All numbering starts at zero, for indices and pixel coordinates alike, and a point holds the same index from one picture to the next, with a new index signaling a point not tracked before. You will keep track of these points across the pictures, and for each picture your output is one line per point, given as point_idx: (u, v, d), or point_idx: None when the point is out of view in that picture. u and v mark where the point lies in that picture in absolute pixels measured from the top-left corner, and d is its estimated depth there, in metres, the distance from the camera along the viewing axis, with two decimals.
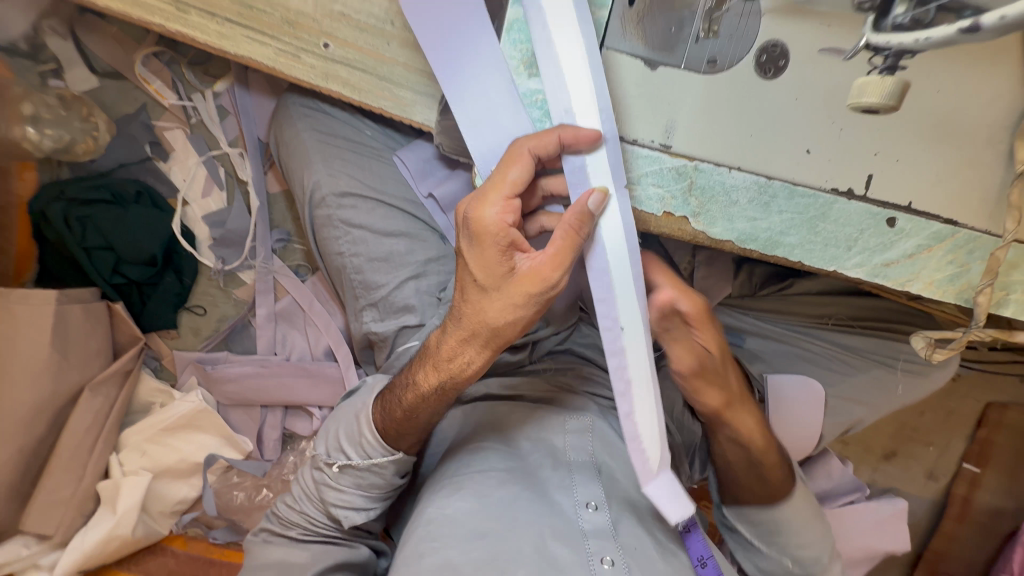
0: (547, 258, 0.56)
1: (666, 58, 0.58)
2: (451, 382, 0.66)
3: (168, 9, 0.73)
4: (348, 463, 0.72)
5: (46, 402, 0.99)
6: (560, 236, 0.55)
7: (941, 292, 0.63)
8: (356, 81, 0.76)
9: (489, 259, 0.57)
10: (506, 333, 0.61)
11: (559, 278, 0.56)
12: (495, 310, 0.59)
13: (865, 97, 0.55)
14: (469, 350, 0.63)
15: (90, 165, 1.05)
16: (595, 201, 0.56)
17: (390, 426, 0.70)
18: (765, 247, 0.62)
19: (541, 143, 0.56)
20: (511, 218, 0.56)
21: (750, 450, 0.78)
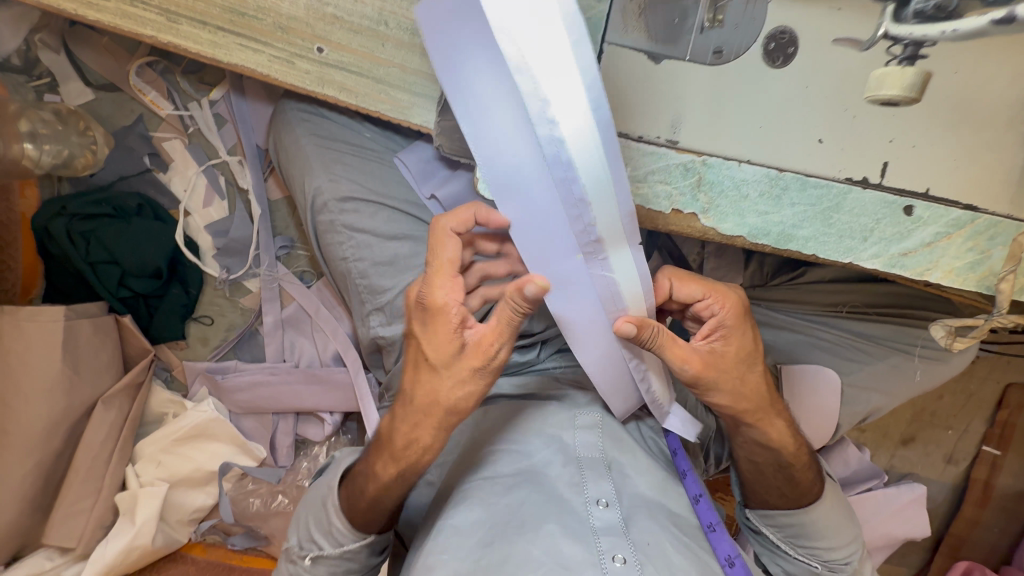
0: (487, 331, 0.60)
1: (670, 51, 0.56)
2: (412, 468, 0.67)
3: (158, 20, 0.71)
4: (322, 553, 0.72)
5: (60, 418, 1.00)
6: (499, 312, 0.59)
7: (961, 280, 0.61)
8: (353, 85, 0.74)
9: (439, 340, 0.61)
10: (461, 408, 0.63)
11: (499, 349, 0.60)
12: (449, 388, 0.62)
13: (884, 89, 0.49)
14: (424, 433, 0.65)
15: (90, 179, 1.04)
16: (535, 289, 0.55)
17: (356, 514, 0.70)
18: (778, 241, 0.60)
19: (459, 220, 0.62)
20: (456, 295, 0.61)
21: (779, 453, 0.73)
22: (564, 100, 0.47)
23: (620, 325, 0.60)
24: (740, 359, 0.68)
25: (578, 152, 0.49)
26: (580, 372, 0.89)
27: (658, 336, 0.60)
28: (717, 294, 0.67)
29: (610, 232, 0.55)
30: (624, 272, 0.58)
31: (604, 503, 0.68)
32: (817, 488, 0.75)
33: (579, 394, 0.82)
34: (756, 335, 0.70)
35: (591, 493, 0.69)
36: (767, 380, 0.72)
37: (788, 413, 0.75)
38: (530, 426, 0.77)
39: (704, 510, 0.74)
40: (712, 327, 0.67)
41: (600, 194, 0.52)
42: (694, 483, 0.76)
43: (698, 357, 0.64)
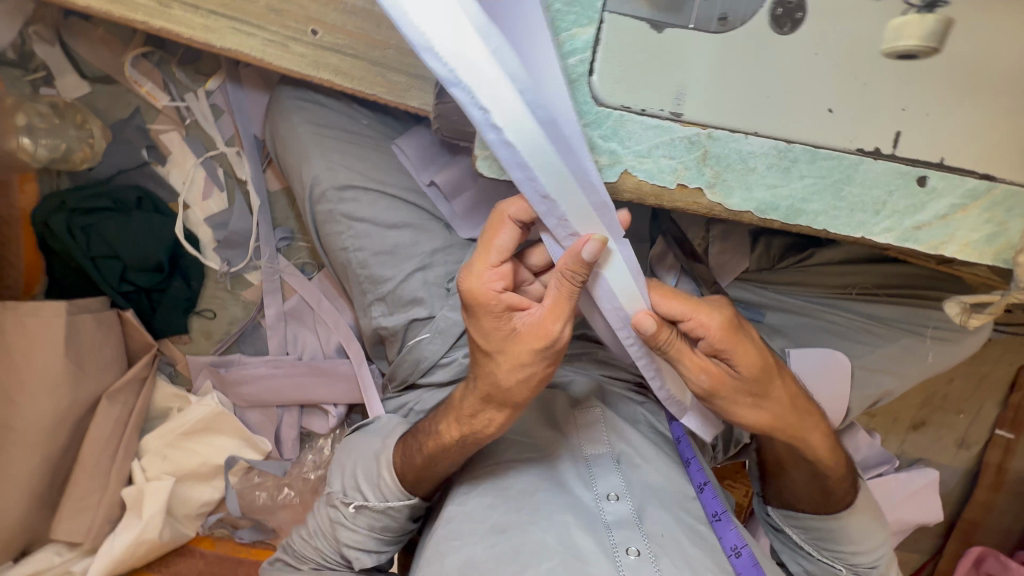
0: (547, 312, 0.57)
1: (673, 19, 0.53)
2: (472, 437, 0.65)
3: (151, 5, 0.70)
4: (366, 504, 0.73)
5: (65, 413, 1.00)
6: (557, 288, 0.56)
7: (977, 254, 0.59)
8: (349, 69, 0.73)
9: (488, 326, 0.59)
10: (520, 393, 0.61)
11: (559, 330, 0.57)
12: (506, 372, 0.59)
13: (902, 42, 0.53)
14: (489, 411, 0.63)
15: (89, 173, 1.03)
16: (591, 249, 0.53)
17: (409, 471, 0.70)
18: (788, 216, 0.58)
19: (519, 207, 0.56)
20: (501, 284, 0.58)
21: (816, 464, 0.73)
22: (499, 102, 0.48)
23: (640, 318, 0.59)
24: (750, 377, 0.63)
25: (530, 152, 0.50)
26: (587, 361, 0.87)
27: (671, 344, 0.60)
28: (700, 314, 0.61)
29: (585, 224, 0.54)
30: (613, 267, 0.58)
31: (615, 497, 0.67)
32: (850, 497, 0.75)
33: (582, 379, 0.81)
34: (764, 346, 0.64)
35: (600, 489, 0.69)
36: (790, 389, 0.67)
37: (825, 424, 0.72)
38: (535, 415, 0.75)
39: (709, 499, 0.72)
40: (707, 346, 0.62)
41: (562, 188, 0.52)
42: (699, 471, 0.74)
43: (709, 372, 0.62)
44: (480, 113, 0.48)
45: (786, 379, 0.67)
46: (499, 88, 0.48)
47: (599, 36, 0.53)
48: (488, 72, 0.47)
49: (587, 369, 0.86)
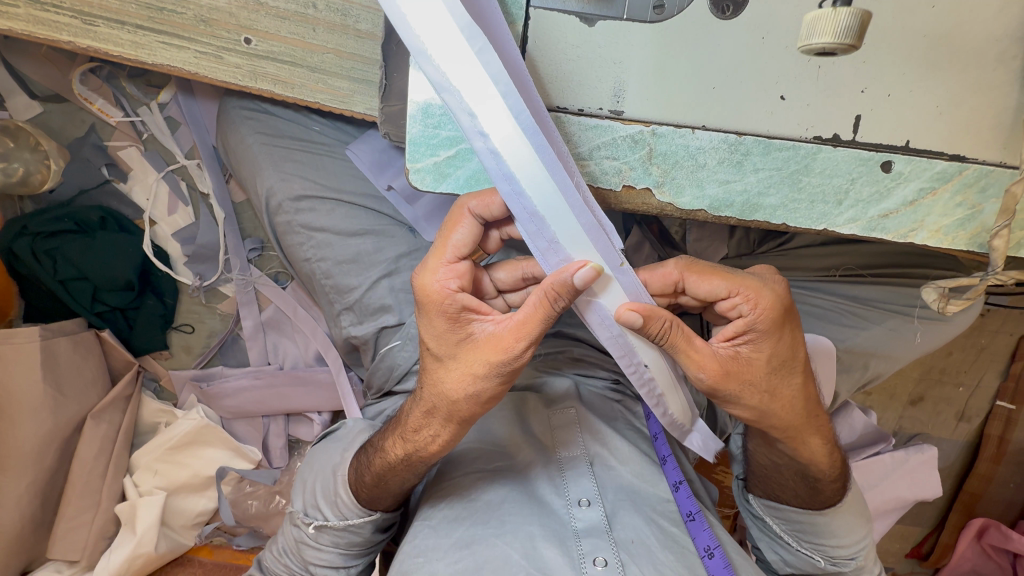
0: (510, 327, 0.51)
1: (605, 11, 0.50)
2: (417, 455, 0.63)
3: (74, 23, 0.67)
4: (325, 524, 0.72)
5: (49, 436, 1.00)
6: (532, 305, 0.50)
7: (950, 239, 0.55)
8: (286, 76, 0.70)
9: (441, 328, 0.55)
10: (469, 407, 0.56)
11: (521, 349, 0.51)
12: (454, 383, 0.55)
13: (816, 38, 0.43)
14: (434, 424, 0.60)
15: (50, 195, 1.02)
16: (583, 276, 0.46)
17: (363, 489, 0.69)
18: (744, 212, 0.55)
19: (483, 203, 0.55)
20: (455, 283, 0.55)
21: (806, 463, 0.67)
22: (486, 107, 0.43)
23: (623, 314, 0.50)
24: (771, 367, 0.57)
25: (518, 164, 0.44)
26: (561, 361, 0.85)
27: (671, 331, 0.51)
28: (745, 289, 0.55)
29: (579, 251, 0.48)
30: (611, 294, 0.51)
31: (586, 503, 0.65)
32: (838, 496, 0.69)
33: (558, 381, 0.81)
34: (797, 339, 0.58)
35: (572, 495, 0.67)
36: (808, 390, 0.61)
37: (828, 427, 0.66)
38: (506, 418, 0.74)
39: (684, 498, 0.69)
40: (739, 329, 0.56)
41: (554, 209, 0.46)
42: (674, 470, 0.72)
43: (717, 364, 0.55)
44: (473, 126, 0.43)
45: (807, 380, 0.61)
46: (488, 96, 0.42)
47: (527, 33, 0.51)
48: (472, 72, 0.42)
49: (562, 368, 0.84)
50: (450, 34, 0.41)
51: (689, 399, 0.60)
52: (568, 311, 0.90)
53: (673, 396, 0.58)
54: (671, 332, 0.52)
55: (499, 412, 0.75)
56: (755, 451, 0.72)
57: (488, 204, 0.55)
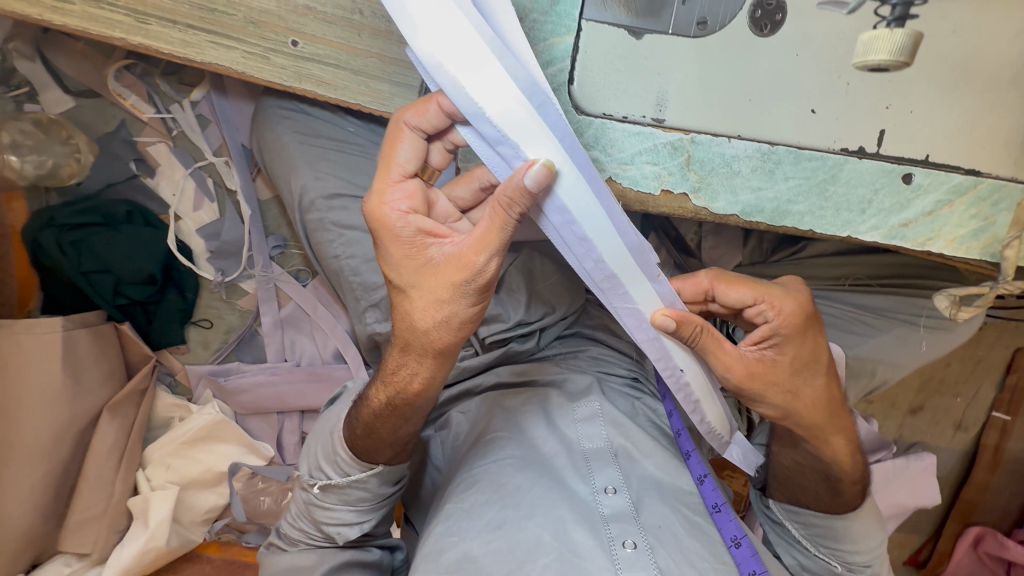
0: (469, 244, 0.53)
1: (652, 24, 0.54)
2: (401, 399, 0.66)
3: (127, 21, 0.69)
4: (330, 482, 0.71)
5: (66, 427, 1.00)
6: (489, 219, 0.51)
7: (964, 248, 0.59)
8: (329, 78, 0.72)
9: (401, 255, 0.58)
10: (440, 335, 0.59)
11: (480, 263, 0.53)
12: (422, 309, 0.58)
13: (873, 55, 0.50)
14: (411, 362, 0.63)
15: (77, 189, 1.03)
16: (534, 175, 0.46)
17: (357, 440, 0.69)
18: (773, 218, 0.58)
19: (418, 114, 0.56)
20: (406, 205, 0.58)
21: (830, 465, 0.70)
22: (542, 152, 0.48)
23: (657, 319, 0.54)
24: (794, 370, 0.61)
25: (571, 196, 0.49)
26: (581, 358, 0.89)
27: (702, 335, 0.55)
28: (770, 296, 0.59)
29: (624, 268, 0.53)
30: (647, 302, 0.55)
31: (612, 490, 0.67)
32: (859, 501, 0.71)
33: (580, 377, 0.83)
34: (819, 344, 0.62)
35: (598, 482, 0.69)
36: (831, 391, 0.64)
37: (851, 429, 0.70)
38: (532, 414, 0.77)
39: (709, 490, 0.71)
40: (765, 334, 0.60)
41: (602, 232, 0.51)
42: (698, 464, 0.74)
43: (744, 365, 0.58)
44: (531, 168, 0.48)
45: (830, 382, 0.64)
46: (542, 142, 0.48)
47: (577, 44, 0.54)
48: (530, 125, 0.47)
49: (582, 365, 0.87)
50: (494, 75, 0.45)
51: (726, 408, 0.65)
52: (587, 313, 0.97)
53: (709, 403, 0.63)
54: (700, 336, 0.56)
55: (527, 409, 0.78)
56: (777, 453, 0.75)
57: (423, 115, 0.56)
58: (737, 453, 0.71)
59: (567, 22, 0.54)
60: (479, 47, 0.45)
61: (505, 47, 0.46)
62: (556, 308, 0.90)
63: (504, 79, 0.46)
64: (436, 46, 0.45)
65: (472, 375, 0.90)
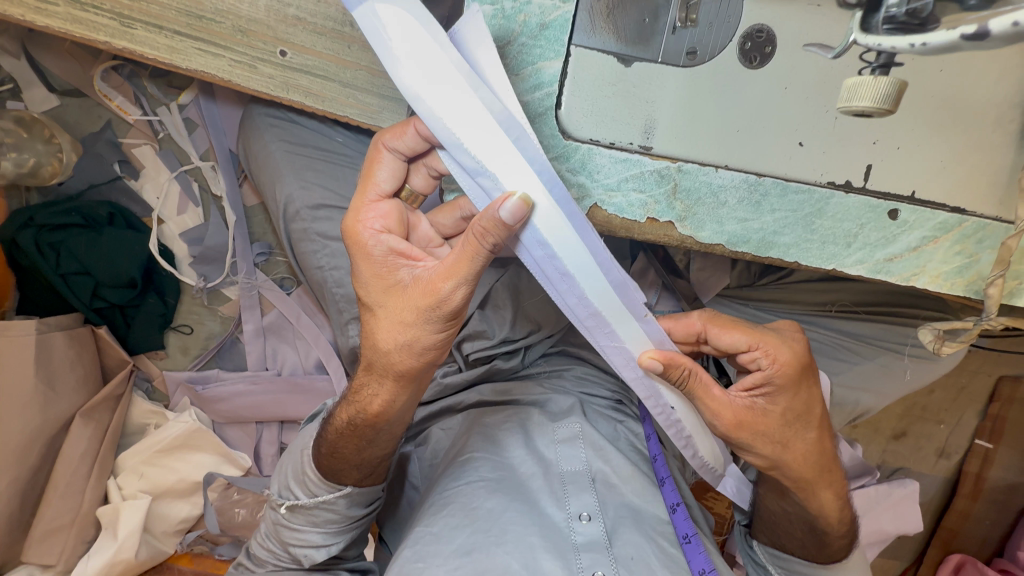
0: (439, 271, 0.52)
1: (641, 53, 0.53)
2: (360, 416, 0.64)
3: (112, 25, 0.68)
4: (297, 503, 0.69)
5: (36, 433, 0.98)
6: (461, 248, 0.50)
7: (949, 285, 0.59)
8: (318, 89, 0.71)
9: (371, 274, 0.57)
10: (404, 359, 0.57)
11: (448, 291, 0.52)
12: (387, 331, 0.56)
13: (857, 101, 0.46)
14: (372, 381, 0.62)
15: (58, 189, 1.01)
16: (509, 209, 0.47)
17: (324, 459, 0.67)
18: (759, 249, 0.58)
19: (397, 137, 0.56)
20: (380, 223, 0.58)
21: (817, 518, 0.68)
22: (522, 185, 0.48)
23: (646, 362, 0.53)
24: (786, 420, 0.60)
25: (552, 232, 0.49)
26: (565, 377, 0.88)
27: (689, 379, 0.55)
28: (765, 345, 0.58)
29: (609, 305, 0.52)
30: (633, 339, 0.54)
31: (586, 517, 0.66)
32: (844, 553, 0.70)
33: (562, 398, 0.81)
34: (814, 395, 0.61)
35: (573, 508, 0.67)
36: (822, 443, 0.63)
37: (840, 484, 0.68)
38: (512, 432, 0.76)
39: (680, 520, 0.69)
40: (758, 381, 0.59)
41: (584, 267, 0.51)
42: (672, 492, 0.72)
43: (733, 413, 0.58)
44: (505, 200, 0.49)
45: (823, 434, 0.63)
46: (521, 176, 0.48)
47: (566, 69, 0.54)
48: (508, 158, 0.48)
49: (566, 386, 0.85)
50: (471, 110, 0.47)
51: (720, 446, 0.66)
52: (572, 332, 0.94)
53: (702, 439, 0.63)
54: (689, 379, 0.55)
55: (506, 427, 0.77)
56: (764, 497, 0.73)
57: (402, 139, 0.56)
58: (731, 485, 0.73)
59: (558, 46, 0.53)
60: (456, 80, 0.47)
61: (481, 80, 0.48)
62: (542, 327, 0.89)
63: (480, 111, 0.47)
64: (416, 78, 0.47)
65: (455, 391, 0.89)
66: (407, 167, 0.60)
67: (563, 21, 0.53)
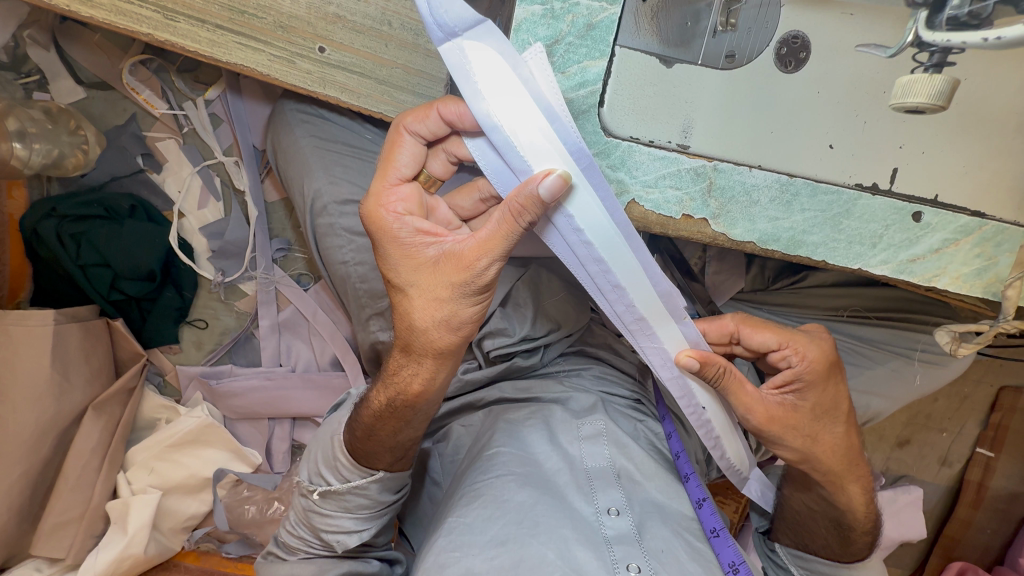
0: (473, 245, 0.53)
1: (682, 54, 0.56)
2: (399, 399, 0.65)
3: (156, 18, 0.69)
4: (329, 489, 0.70)
5: (49, 424, 0.97)
6: (497, 224, 0.51)
7: (968, 286, 0.60)
8: (354, 86, 0.73)
9: (401, 256, 0.58)
10: (440, 336, 0.58)
11: (483, 265, 0.53)
12: (423, 310, 0.57)
13: (910, 98, 0.50)
14: (411, 363, 0.63)
15: (81, 180, 1.02)
16: (549, 185, 0.48)
17: (356, 443, 0.68)
18: (788, 247, 0.60)
19: (417, 118, 0.56)
20: (402, 206, 0.59)
21: (843, 512, 0.70)
22: (582, 206, 0.51)
23: (681, 358, 0.56)
24: (815, 416, 0.62)
25: (606, 248, 0.52)
26: (585, 377, 0.88)
27: (725, 376, 0.57)
28: (795, 343, 0.60)
29: (652, 311, 0.55)
30: (672, 342, 0.57)
31: (615, 512, 0.66)
32: (866, 552, 0.72)
33: (583, 396, 0.82)
34: (840, 392, 0.63)
35: (601, 503, 0.68)
36: (850, 438, 0.65)
37: (868, 479, 0.70)
38: (536, 429, 0.76)
39: (708, 515, 0.71)
40: (787, 379, 0.61)
41: (633, 278, 0.53)
42: (697, 487, 0.73)
43: (764, 409, 0.60)
44: (565, 219, 0.51)
45: (850, 429, 0.65)
46: (582, 198, 0.51)
47: (610, 68, 0.56)
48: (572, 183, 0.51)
49: (585, 384, 0.86)
50: (540, 139, 0.50)
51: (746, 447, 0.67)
52: (590, 332, 0.96)
53: (730, 440, 0.64)
54: (723, 376, 0.57)
55: (529, 423, 0.77)
56: (790, 497, 0.75)
57: (423, 120, 0.56)
58: (756, 489, 0.74)
59: (604, 47, 0.55)
60: (535, 117, 0.49)
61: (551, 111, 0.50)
62: (562, 326, 0.90)
63: (553, 148, 0.50)
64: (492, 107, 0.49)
65: (474, 388, 0.89)
66: (426, 151, 0.60)
67: (611, 19, 0.54)
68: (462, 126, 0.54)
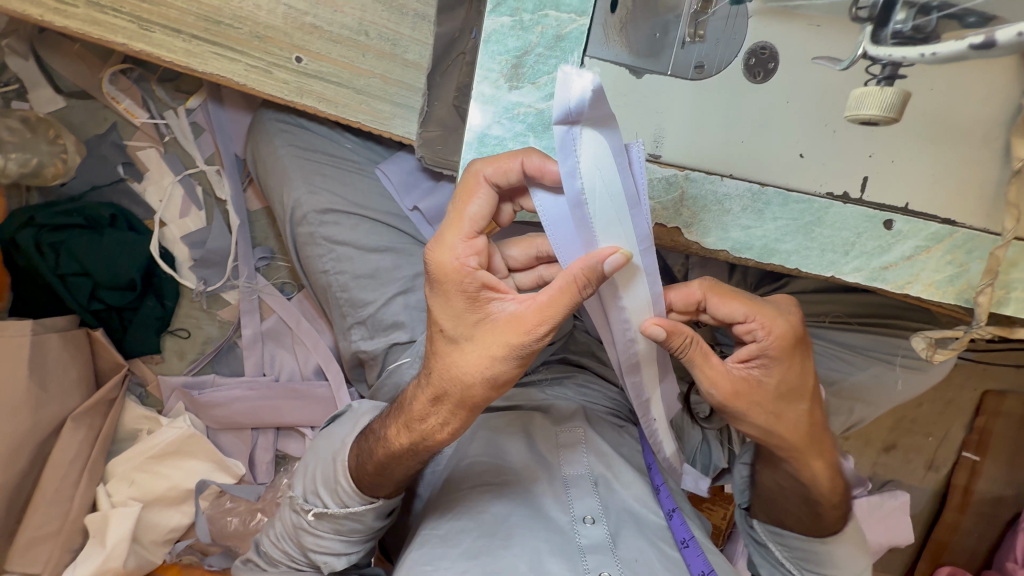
0: (534, 308, 0.50)
1: (652, 65, 0.57)
2: (422, 444, 0.61)
3: (131, 28, 0.69)
4: (326, 511, 0.69)
5: (25, 438, 0.95)
6: (558, 290, 0.49)
7: (941, 293, 0.61)
8: (332, 95, 0.73)
9: (458, 308, 0.53)
10: (483, 392, 0.54)
11: (543, 330, 0.50)
12: (472, 366, 0.53)
13: (864, 108, 0.50)
14: (440, 411, 0.57)
15: (61, 189, 1.01)
16: (613, 263, 0.48)
17: (364, 475, 0.66)
18: (761, 255, 0.61)
19: (499, 169, 0.51)
20: (473, 260, 0.52)
21: (811, 488, 0.69)
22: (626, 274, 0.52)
23: (648, 327, 0.54)
24: (780, 392, 0.61)
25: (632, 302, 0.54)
26: (567, 385, 0.88)
27: (690, 348, 0.55)
28: (761, 317, 0.58)
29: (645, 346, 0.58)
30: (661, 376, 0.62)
31: (591, 520, 0.66)
32: (839, 525, 0.71)
33: (565, 404, 0.82)
34: (806, 368, 0.62)
35: (577, 511, 0.67)
36: (812, 416, 0.65)
37: (833, 456, 0.69)
38: (517, 437, 0.75)
39: (679, 525, 0.69)
40: (752, 352, 0.60)
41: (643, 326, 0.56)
42: (669, 497, 0.72)
43: (729, 383, 0.59)
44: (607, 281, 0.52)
45: (814, 407, 0.65)
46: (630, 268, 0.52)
47: None
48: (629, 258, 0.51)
49: (569, 394, 0.86)
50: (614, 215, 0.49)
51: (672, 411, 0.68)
52: (574, 338, 0.95)
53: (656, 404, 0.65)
54: (687, 347, 0.55)
55: (511, 431, 0.76)
56: (761, 474, 0.75)
57: (505, 171, 0.51)
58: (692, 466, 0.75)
59: (575, 55, 0.58)
60: (618, 198, 0.49)
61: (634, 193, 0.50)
62: None
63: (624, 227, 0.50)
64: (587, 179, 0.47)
65: None
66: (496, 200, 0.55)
67: (581, 30, 0.57)
68: (542, 180, 0.51)
